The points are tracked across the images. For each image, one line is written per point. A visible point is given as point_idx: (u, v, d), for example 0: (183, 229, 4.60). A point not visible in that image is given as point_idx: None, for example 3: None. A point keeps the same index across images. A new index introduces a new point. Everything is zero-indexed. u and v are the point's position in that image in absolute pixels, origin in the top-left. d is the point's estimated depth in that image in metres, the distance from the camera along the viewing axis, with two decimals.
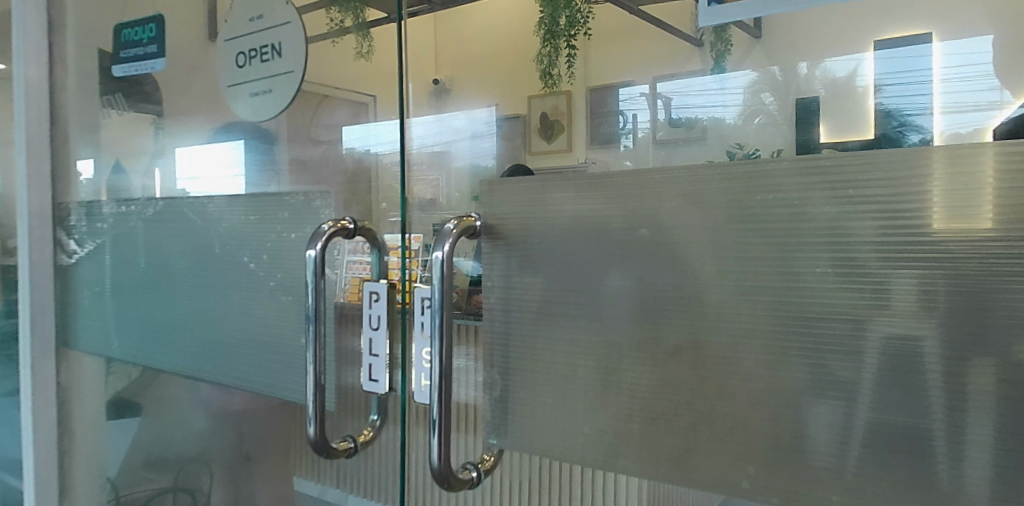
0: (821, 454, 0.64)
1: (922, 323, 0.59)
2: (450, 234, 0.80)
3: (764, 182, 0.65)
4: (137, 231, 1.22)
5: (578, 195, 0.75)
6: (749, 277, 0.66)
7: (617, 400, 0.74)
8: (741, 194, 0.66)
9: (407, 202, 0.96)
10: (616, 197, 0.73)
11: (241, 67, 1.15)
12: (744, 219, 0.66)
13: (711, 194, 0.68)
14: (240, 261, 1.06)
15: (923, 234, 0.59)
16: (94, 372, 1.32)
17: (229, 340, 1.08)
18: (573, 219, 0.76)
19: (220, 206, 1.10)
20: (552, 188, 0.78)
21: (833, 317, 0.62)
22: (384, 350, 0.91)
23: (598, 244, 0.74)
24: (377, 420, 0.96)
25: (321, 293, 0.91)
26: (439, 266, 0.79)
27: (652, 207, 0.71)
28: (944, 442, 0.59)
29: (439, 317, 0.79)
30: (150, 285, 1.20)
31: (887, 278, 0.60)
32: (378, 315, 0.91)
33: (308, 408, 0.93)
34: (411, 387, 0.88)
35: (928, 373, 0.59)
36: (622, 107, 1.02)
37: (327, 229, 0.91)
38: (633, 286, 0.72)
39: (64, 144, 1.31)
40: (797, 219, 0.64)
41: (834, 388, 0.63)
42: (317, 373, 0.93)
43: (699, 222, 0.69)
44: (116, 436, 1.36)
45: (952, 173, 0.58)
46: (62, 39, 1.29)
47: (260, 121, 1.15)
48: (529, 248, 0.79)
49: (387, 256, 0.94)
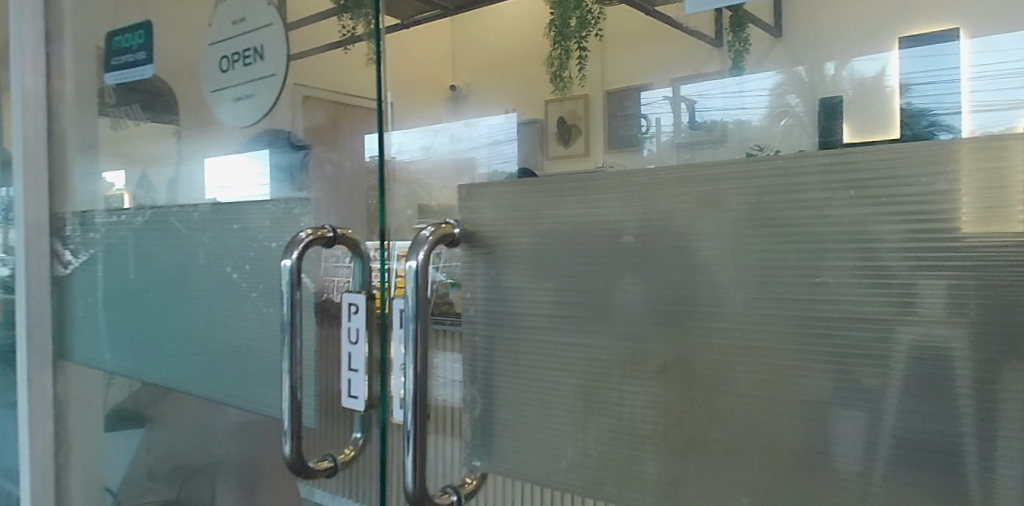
0: (841, 469, 0.59)
1: (952, 328, 0.54)
2: (426, 242, 0.77)
3: (778, 178, 0.61)
4: (126, 242, 1.21)
5: (559, 198, 0.72)
6: (770, 282, 0.61)
7: (600, 423, 0.70)
8: (751, 194, 0.62)
9: (384, 211, 0.91)
10: (600, 202, 0.70)
11: (225, 72, 1.15)
12: (763, 222, 0.61)
13: (725, 191, 0.63)
14: (225, 271, 1.04)
15: (950, 236, 0.54)
16: (87, 384, 1.31)
17: (214, 354, 1.06)
18: (553, 227, 0.73)
19: (204, 213, 1.09)
20: (534, 192, 0.74)
21: (853, 326, 0.57)
22: (361, 364, 0.88)
23: (581, 251, 0.71)
24: (360, 439, 0.92)
25: (297, 304, 0.89)
26: (413, 277, 0.75)
27: (638, 212, 0.68)
28: (975, 457, 0.53)
29: (413, 325, 0.76)
30: (139, 295, 1.19)
31: (913, 283, 0.55)
32: (356, 328, 0.88)
33: (284, 423, 0.91)
34: (394, 399, 0.85)
35: (953, 392, 0.54)
36: (644, 112, 0.93)
37: (305, 236, 0.90)
38: (615, 300, 0.69)
39: (61, 154, 1.31)
40: (816, 219, 0.59)
41: (858, 396, 0.58)
42: (294, 388, 0.90)
43: (691, 231, 0.65)
44: (109, 450, 1.34)
45: (977, 172, 0.53)
46: (61, 50, 1.31)
47: (242, 127, 1.13)
48: (509, 257, 0.76)
49: (369, 263, 0.89)
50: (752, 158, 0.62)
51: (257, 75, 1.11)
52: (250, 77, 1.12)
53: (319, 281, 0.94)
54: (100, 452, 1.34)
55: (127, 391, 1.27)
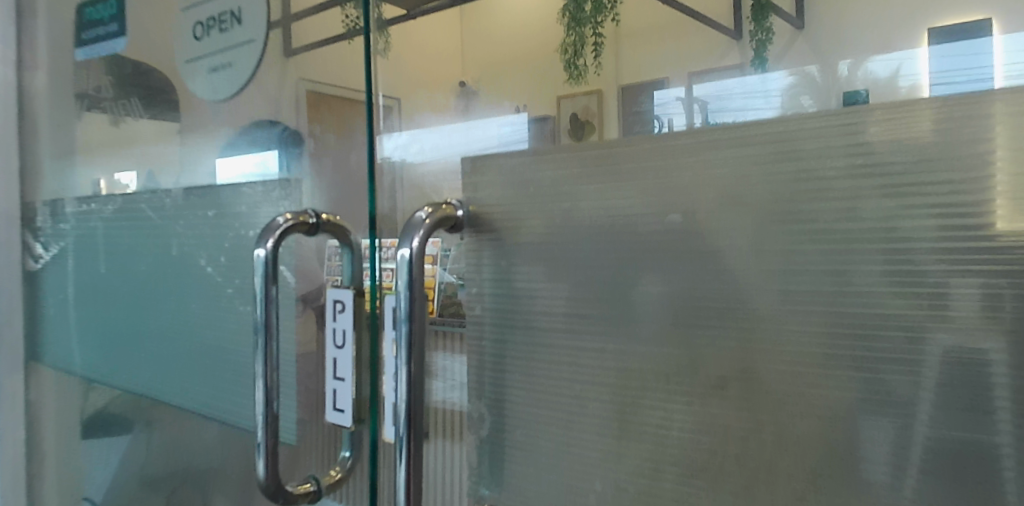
0: (874, 488, 0.50)
1: (988, 333, 0.46)
2: (422, 225, 0.67)
3: (802, 159, 0.52)
4: (96, 233, 1.15)
5: (563, 178, 0.64)
6: (795, 280, 0.52)
7: (637, 448, 0.60)
8: (774, 183, 0.53)
9: (373, 188, 0.80)
10: (610, 181, 0.61)
11: (200, 40, 1.06)
12: (788, 213, 0.53)
13: (747, 173, 0.54)
14: (200, 265, 0.98)
15: (982, 233, 0.46)
16: (59, 390, 1.23)
17: (189, 354, 1.00)
18: (575, 212, 0.63)
19: (176, 199, 1.03)
20: (548, 166, 0.65)
21: (886, 334, 0.49)
22: (349, 372, 0.77)
23: (588, 239, 0.62)
24: (348, 460, 0.81)
25: (271, 302, 0.81)
26: (406, 268, 0.65)
27: (647, 192, 0.59)
28: (1016, 477, 0.46)
29: (406, 325, 0.66)
30: (107, 292, 1.13)
31: (945, 285, 0.47)
32: (342, 331, 0.78)
33: (257, 434, 0.82)
34: (383, 418, 0.74)
35: (992, 406, 0.46)
36: (659, 111, 0.65)
37: (282, 222, 0.81)
38: (657, 294, 0.59)
39: (32, 140, 1.23)
40: (843, 215, 0.51)
41: (886, 406, 0.49)
42: (269, 399, 0.82)
43: (708, 208, 0.56)
44: (86, 460, 1.25)
45: (1015, 131, 0.46)
46: (34, 27, 1.22)
47: (220, 100, 1.05)
48: (528, 245, 0.66)
49: (360, 256, 0.80)
50: (779, 137, 0.53)
51: (235, 42, 1.02)
52: (227, 45, 1.03)
53: (306, 273, 0.87)
54: (76, 464, 1.25)
55: (104, 397, 1.19)
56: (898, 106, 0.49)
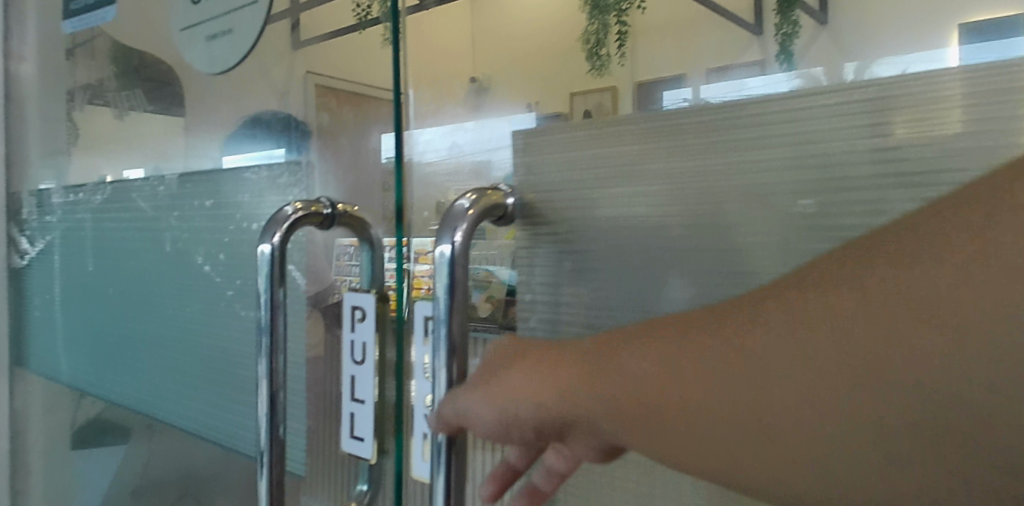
0: None
1: None
2: (464, 216, 0.57)
3: (830, 154, 0.48)
4: (85, 226, 1.09)
5: (585, 168, 0.59)
6: None
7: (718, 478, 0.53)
8: (795, 183, 0.50)
9: (402, 181, 0.69)
10: (637, 174, 0.56)
11: (196, 4, 0.99)
12: (815, 216, 0.49)
13: (776, 166, 0.50)
14: (195, 263, 0.93)
15: None
16: (43, 398, 1.16)
17: (183, 355, 0.94)
18: (632, 208, 0.56)
19: (170, 187, 0.98)
20: (596, 147, 0.59)
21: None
22: (370, 392, 0.68)
23: (613, 236, 0.57)
24: (365, 494, 0.72)
25: (278, 308, 0.70)
26: (446, 268, 0.56)
27: (672, 186, 0.55)
28: None
29: (446, 327, 0.56)
30: (96, 292, 1.07)
31: None
32: (362, 344, 0.69)
33: (261, 470, 0.70)
34: (412, 452, 0.64)
35: None
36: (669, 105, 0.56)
37: (290, 212, 0.71)
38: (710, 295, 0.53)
39: (20, 126, 1.18)
40: (872, 215, 0.47)
41: None
42: (274, 423, 0.70)
43: (734, 204, 0.52)
44: (63, 475, 1.15)
45: None
46: (22, 12, 1.18)
47: (216, 72, 0.98)
48: (583, 245, 0.59)
49: (380, 254, 0.71)
50: (801, 134, 0.49)
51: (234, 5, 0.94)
52: (226, 9, 0.96)
53: (317, 274, 0.78)
54: (63, 484, 1.15)
55: (91, 409, 1.10)
56: (924, 96, 0.46)
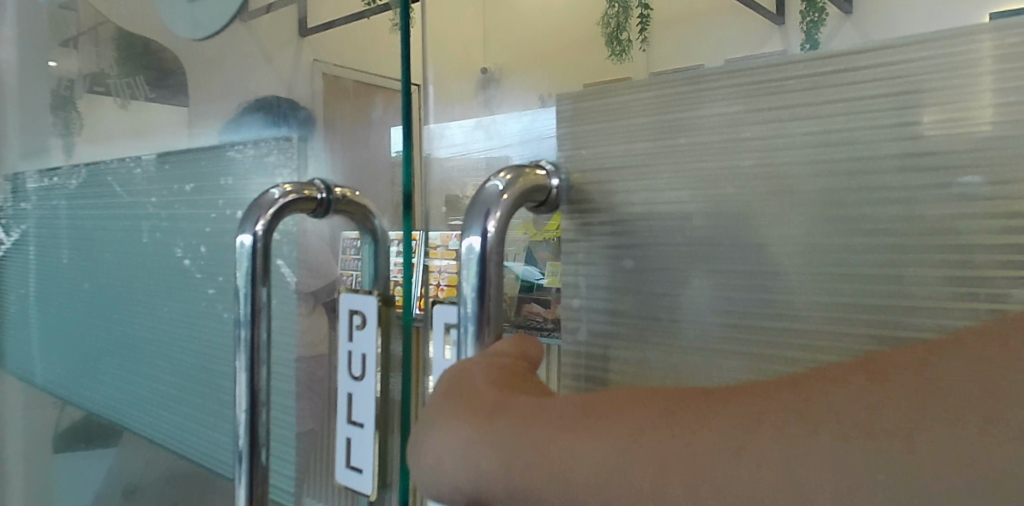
0: None
1: None
2: (499, 202, 0.45)
3: (854, 138, 0.39)
4: (58, 214, 1.02)
5: (585, 147, 0.49)
6: (839, 288, 0.39)
7: None
8: (811, 175, 0.40)
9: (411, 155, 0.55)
10: (656, 156, 0.46)
11: None
12: (842, 208, 0.39)
13: (793, 149, 0.41)
14: (175, 256, 0.85)
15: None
16: (17, 398, 1.10)
17: (161, 356, 0.87)
18: (650, 191, 0.46)
19: (148, 168, 0.90)
20: (605, 116, 0.49)
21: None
22: (369, 413, 0.60)
23: (626, 225, 0.47)
24: None
25: (260, 305, 0.61)
26: (475, 266, 0.46)
27: (690, 170, 0.44)
28: None
29: (474, 326, 0.46)
30: (72, 288, 1.00)
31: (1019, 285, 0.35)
32: (361, 356, 0.61)
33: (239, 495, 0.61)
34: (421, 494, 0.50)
35: None
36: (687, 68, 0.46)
37: (278, 195, 0.61)
38: (738, 299, 0.43)
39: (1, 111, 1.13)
40: (904, 219, 0.37)
41: None
42: (254, 434, 0.61)
43: (763, 196, 0.42)
44: (37, 481, 1.09)
45: None
46: None
47: (185, 33, 0.98)
48: (591, 238, 0.49)
49: (386, 247, 0.63)
50: (818, 119, 0.40)
51: None
52: None
53: (319, 267, 0.72)
54: (36, 490, 1.09)
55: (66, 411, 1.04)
56: (960, 72, 0.36)
